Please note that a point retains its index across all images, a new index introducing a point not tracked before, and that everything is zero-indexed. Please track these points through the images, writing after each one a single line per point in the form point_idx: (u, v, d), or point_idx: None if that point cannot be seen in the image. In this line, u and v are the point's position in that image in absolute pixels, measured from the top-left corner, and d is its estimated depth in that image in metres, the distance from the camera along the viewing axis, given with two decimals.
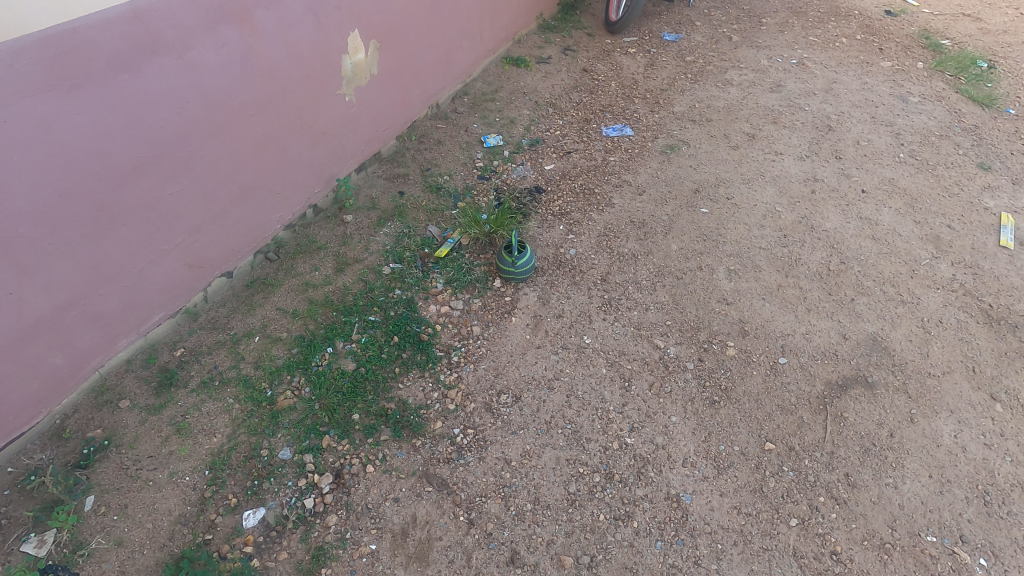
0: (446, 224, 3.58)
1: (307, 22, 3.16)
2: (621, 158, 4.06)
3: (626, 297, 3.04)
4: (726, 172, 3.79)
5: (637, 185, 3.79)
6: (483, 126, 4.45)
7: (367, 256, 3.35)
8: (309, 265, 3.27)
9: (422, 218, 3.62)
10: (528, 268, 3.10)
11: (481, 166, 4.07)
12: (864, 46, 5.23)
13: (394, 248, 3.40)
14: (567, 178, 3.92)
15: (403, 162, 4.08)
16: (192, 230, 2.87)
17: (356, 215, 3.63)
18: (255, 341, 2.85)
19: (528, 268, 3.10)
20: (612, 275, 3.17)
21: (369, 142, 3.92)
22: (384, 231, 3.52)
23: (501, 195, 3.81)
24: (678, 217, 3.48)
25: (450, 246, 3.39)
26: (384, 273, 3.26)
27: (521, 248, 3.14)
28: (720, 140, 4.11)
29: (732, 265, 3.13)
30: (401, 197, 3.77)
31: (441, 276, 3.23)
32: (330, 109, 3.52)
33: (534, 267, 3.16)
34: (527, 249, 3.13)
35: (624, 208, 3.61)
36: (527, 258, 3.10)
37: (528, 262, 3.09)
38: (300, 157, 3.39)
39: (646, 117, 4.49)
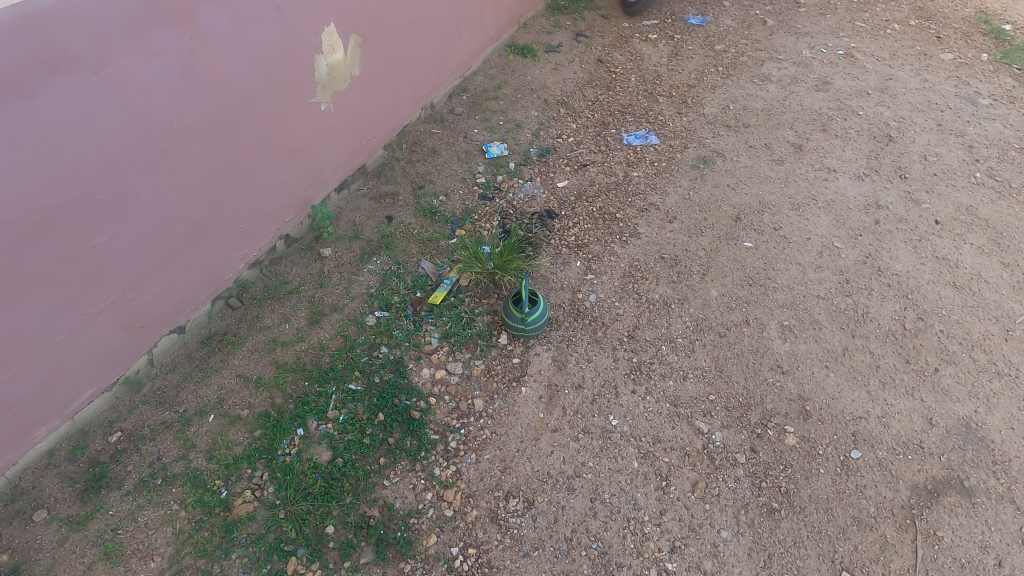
0: (442, 258, 3.04)
1: (268, 18, 2.55)
2: (645, 175, 3.48)
3: (659, 360, 2.53)
4: (771, 194, 3.23)
5: (666, 209, 3.23)
6: (484, 131, 3.84)
7: (348, 303, 2.81)
8: (277, 316, 2.73)
9: (413, 251, 3.07)
10: (539, 321, 2.57)
11: (483, 182, 3.50)
12: (919, 33, 4.58)
13: (380, 291, 2.87)
14: (583, 199, 3.36)
15: (392, 178, 3.50)
16: (129, 285, 2.32)
17: (336, 247, 3.08)
18: (209, 421, 2.34)
19: (540, 321, 2.57)
20: (641, 330, 2.65)
21: (351, 156, 3.34)
22: (369, 269, 2.98)
23: (507, 220, 3.25)
24: (717, 253, 2.94)
25: (447, 290, 2.85)
26: (368, 324, 2.73)
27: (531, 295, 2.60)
28: (761, 151, 3.54)
29: (786, 320, 2.60)
30: (389, 224, 3.21)
31: (437, 330, 2.71)
32: (303, 122, 2.93)
33: (546, 319, 2.63)
34: (539, 298, 2.60)
35: (651, 240, 3.07)
36: (539, 309, 2.56)
37: (540, 313, 2.56)
38: (266, 181, 2.82)
39: (672, 121, 3.89)
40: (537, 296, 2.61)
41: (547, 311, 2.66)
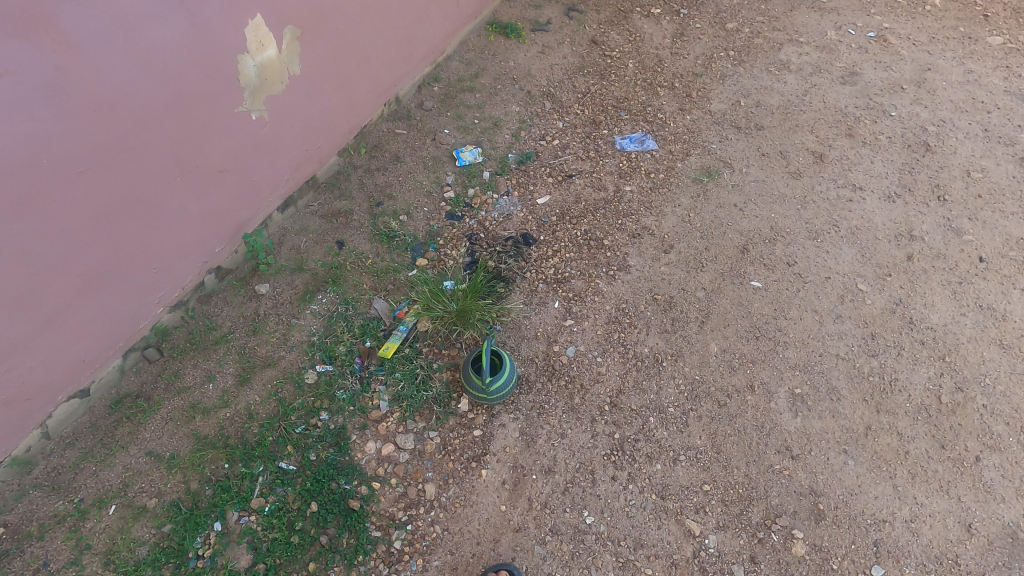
0: (399, 297, 2.61)
1: (166, 17, 2.05)
2: (639, 189, 3.00)
3: (646, 436, 2.13)
4: (786, 219, 2.77)
5: (662, 235, 2.77)
6: (456, 132, 3.33)
7: (284, 355, 2.41)
8: (201, 373, 2.33)
9: (365, 287, 2.64)
10: (506, 386, 2.16)
11: (452, 197, 3.03)
12: (963, 10, 3.97)
13: (324, 340, 2.46)
14: (566, 220, 2.89)
15: (346, 191, 3.03)
16: (3, 354, 1.93)
17: (275, 281, 2.65)
18: (110, 513, 1.98)
19: (507, 386, 2.16)
20: (625, 396, 2.24)
21: (296, 168, 2.86)
22: (313, 310, 2.55)
23: (476, 247, 2.81)
24: (719, 295, 2.50)
25: (401, 339, 2.44)
26: (307, 383, 2.34)
27: (496, 354, 2.19)
28: (775, 162, 3.05)
29: (798, 387, 2.19)
30: (339, 251, 2.76)
31: (386, 391, 2.32)
32: (228, 136, 2.45)
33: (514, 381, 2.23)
34: (505, 358, 2.19)
35: (643, 275, 2.62)
36: (505, 372, 2.16)
37: (506, 377, 2.15)
38: (184, 210, 2.37)
39: (674, 119, 3.37)
40: (504, 355, 2.20)
41: (514, 371, 2.25)
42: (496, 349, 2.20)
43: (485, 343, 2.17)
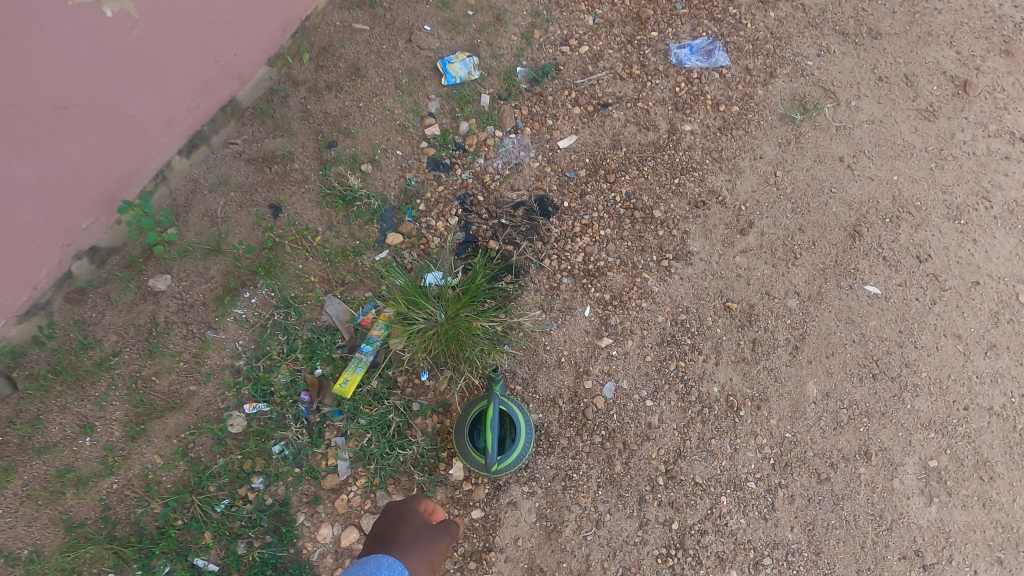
0: (364, 297, 1.83)
1: None
2: (704, 129, 2.10)
3: (716, 527, 1.52)
4: (914, 185, 1.94)
5: (737, 206, 1.95)
6: (441, 29, 2.19)
7: (197, 391, 1.66)
8: (71, 421, 1.59)
9: (314, 280, 1.84)
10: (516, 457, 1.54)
11: (436, 135, 2.10)
12: None
13: (254, 365, 1.70)
14: (600, 175, 2.03)
15: (282, 122, 2.07)
16: None
17: (180, 269, 1.81)
18: None
19: (518, 458, 1.54)
20: (687, 463, 1.58)
21: (202, 92, 1.90)
22: (237, 316, 1.76)
23: (472, 217, 1.97)
24: (820, 306, 1.76)
25: (368, 368, 1.71)
26: (231, 432, 1.63)
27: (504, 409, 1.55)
28: (898, 91, 2.12)
29: (934, 459, 1.56)
30: (274, 222, 1.91)
31: (347, 447, 1.64)
32: (66, 50, 1.51)
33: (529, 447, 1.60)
34: (518, 415, 1.56)
35: (712, 269, 1.84)
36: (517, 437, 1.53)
37: (518, 444, 1.54)
38: (8, 175, 1.49)
39: (751, 16, 2.24)
40: (517, 410, 1.57)
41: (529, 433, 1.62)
42: (507, 400, 1.58)
43: (491, 392, 1.53)
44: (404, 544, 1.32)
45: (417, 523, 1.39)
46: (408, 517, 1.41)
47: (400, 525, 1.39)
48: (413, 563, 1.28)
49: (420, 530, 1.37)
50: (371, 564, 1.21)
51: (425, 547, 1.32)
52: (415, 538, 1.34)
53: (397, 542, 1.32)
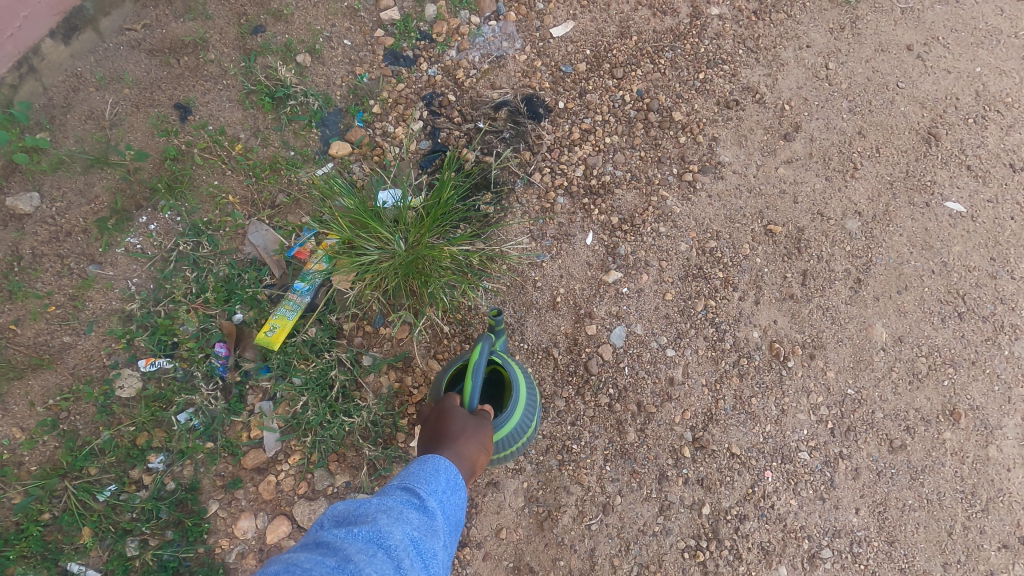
0: (298, 224, 1.40)
1: None
2: (736, 13, 1.65)
3: (759, 512, 1.16)
4: (1002, 78, 1.54)
5: (779, 105, 1.53)
6: None
7: (74, 344, 1.26)
8: None
9: (235, 203, 1.42)
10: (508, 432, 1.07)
11: (395, 21, 1.63)
12: None
13: (151, 311, 1.29)
14: (604, 70, 1.59)
15: (194, 2, 1.59)
16: None
17: (52, 185, 1.37)
18: None
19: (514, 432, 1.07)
20: (721, 429, 1.21)
21: None
22: (130, 247, 1.34)
23: (441, 122, 1.53)
24: (888, 229, 1.37)
25: (303, 312, 1.31)
26: (120, 397, 1.23)
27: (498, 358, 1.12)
28: None
29: None
30: (181, 128, 1.46)
31: (275, 414, 1.25)
32: None
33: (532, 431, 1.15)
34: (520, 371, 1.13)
35: (749, 185, 1.43)
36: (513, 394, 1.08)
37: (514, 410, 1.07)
38: None
39: None
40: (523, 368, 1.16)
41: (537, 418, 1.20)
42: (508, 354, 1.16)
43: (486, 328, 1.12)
44: (458, 446, 0.93)
45: (458, 410, 0.99)
46: (445, 406, 1.00)
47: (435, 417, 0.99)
48: (466, 463, 0.92)
49: (465, 417, 0.98)
50: (428, 464, 0.86)
51: (480, 433, 0.96)
52: (464, 427, 0.96)
53: (448, 445, 0.93)
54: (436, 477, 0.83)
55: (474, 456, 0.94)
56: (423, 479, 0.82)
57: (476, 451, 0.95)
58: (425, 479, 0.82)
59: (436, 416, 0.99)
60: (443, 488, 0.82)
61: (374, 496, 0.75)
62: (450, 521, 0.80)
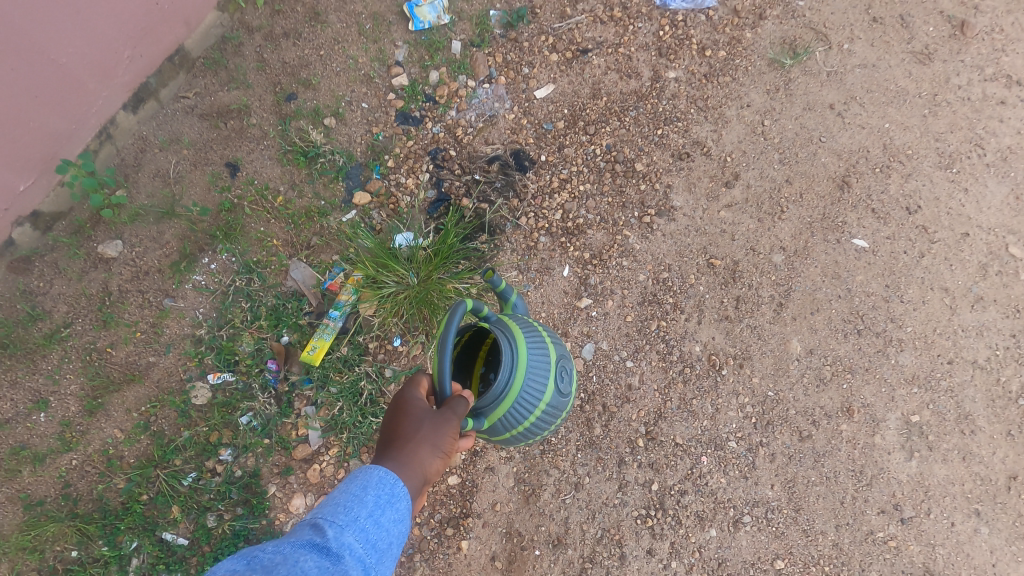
0: (330, 262, 1.73)
1: None
2: (689, 76, 1.96)
3: (695, 488, 1.49)
4: (906, 132, 1.86)
5: (722, 157, 1.85)
6: None
7: (156, 362, 1.58)
8: (25, 396, 1.52)
9: (277, 244, 1.74)
10: (502, 408, 1.02)
11: (405, 85, 1.94)
12: None
13: (215, 335, 1.62)
14: (579, 127, 1.91)
15: (237, 73, 1.89)
16: None
17: (132, 234, 1.69)
18: None
19: (516, 409, 1.02)
20: (667, 424, 1.54)
21: (141, 38, 1.75)
22: (196, 283, 1.67)
23: (444, 174, 1.86)
24: (805, 261, 1.70)
25: (337, 334, 1.64)
26: (195, 404, 1.56)
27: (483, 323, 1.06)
28: (893, 33, 1.99)
29: (917, 414, 1.52)
30: (231, 183, 1.79)
31: (317, 416, 1.59)
32: None
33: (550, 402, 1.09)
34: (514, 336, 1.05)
35: (696, 225, 1.76)
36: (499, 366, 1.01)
37: (506, 379, 1.02)
38: None
39: None
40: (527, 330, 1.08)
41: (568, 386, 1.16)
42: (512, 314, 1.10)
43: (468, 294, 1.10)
44: (408, 445, 0.88)
45: (418, 409, 0.93)
46: (405, 402, 0.95)
47: (397, 413, 0.95)
48: (415, 471, 0.87)
49: (421, 417, 0.91)
50: (351, 488, 0.79)
51: (434, 437, 0.89)
52: (418, 428, 0.90)
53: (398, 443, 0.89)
54: (353, 505, 0.77)
55: (423, 458, 0.88)
56: (341, 508, 0.77)
57: (428, 452, 0.89)
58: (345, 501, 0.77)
59: (397, 412, 0.94)
60: (363, 513, 0.76)
61: (277, 539, 0.72)
62: (372, 545, 0.75)
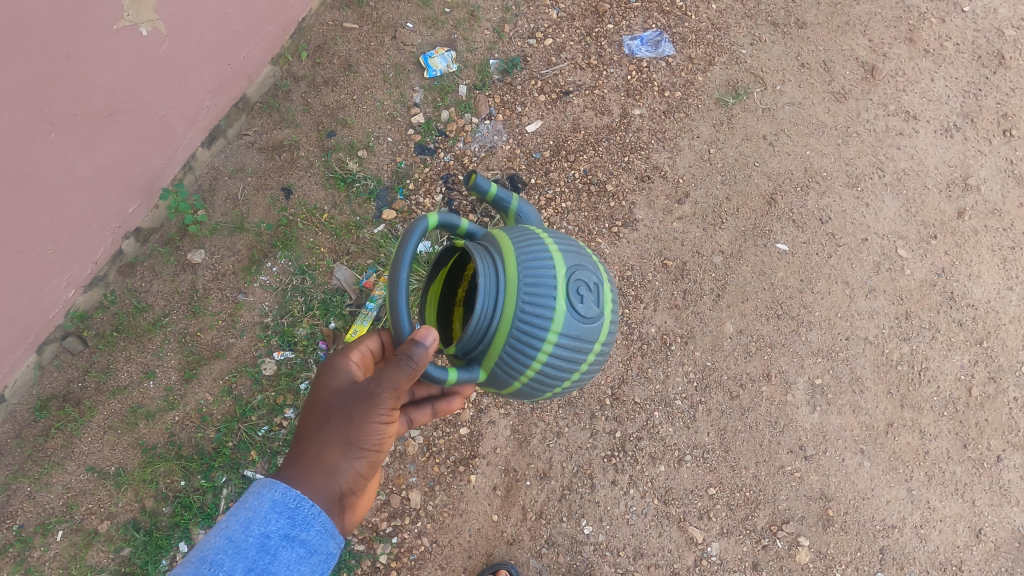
0: (366, 264, 2.21)
1: None
2: (652, 113, 2.40)
3: (650, 434, 1.95)
4: (823, 158, 2.32)
5: (676, 179, 2.30)
6: (422, 26, 2.46)
7: (235, 343, 2.06)
8: (137, 369, 1.99)
9: (323, 251, 2.20)
10: (495, 331, 1.15)
11: (421, 123, 2.38)
12: None
13: (279, 322, 2.09)
14: (562, 155, 2.35)
15: (287, 114, 2.34)
16: None
17: (211, 244, 2.16)
18: (57, 539, 1.83)
19: (510, 332, 1.14)
20: (628, 387, 1.99)
21: (216, 92, 2.19)
22: (262, 282, 2.14)
23: (455, 193, 2.32)
24: (739, 262, 2.16)
25: (373, 320, 2.13)
26: (266, 374, 2.03)
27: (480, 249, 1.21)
28: (817, 75, 2.45)
29: (819, 377, 2.01)
30: (287, 203, 2.25)
31: None
32: (107, 65, 1.80)
33: (564, 330, 1.16)
34: (510, 262, 1.16)
35: (654, 234, 2.22)
36: (490, 291, 1.15)
37: (499, 304, 1.15)
38: (71, 171, 1.82)
39: (696, 10, 2.54)
40: (532, 256, 1.17)
41: (598, 312, 1.20)
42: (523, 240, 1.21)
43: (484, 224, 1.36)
44: (308, 455, 1.14)
45: (325, 416, 1.19)
46: (322, 408, 1.21)
47: (309, 415, 1.21)
48: (316, 471, 1.12)
49: (323, 425, 1.17)
50: (235, 528, 1.01)
51: (332, 439, 1.15)
52: (319, 434, 1.16)
53: (301, 455, 1.14)
54: (229, 551, 0.97)
55: (327, 458, 1.13)
56: (222, 550, 0.97)
57: (331, 450, 1.14)
58: (211, 558, 0.96)
59: (308, 420, 1.20)
60: (239, 558, 0.97)
61: None
62: None
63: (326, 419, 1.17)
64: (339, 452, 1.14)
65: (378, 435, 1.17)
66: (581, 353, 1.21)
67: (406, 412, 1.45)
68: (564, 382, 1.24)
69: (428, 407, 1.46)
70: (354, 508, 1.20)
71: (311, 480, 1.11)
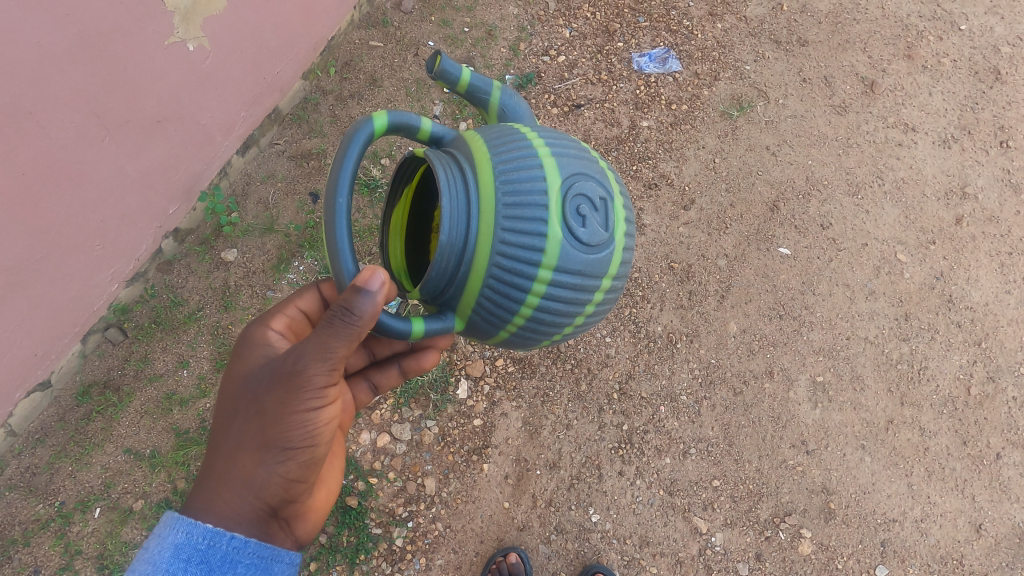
0: None
1: None
2: (660, 125, 2.50)
3: (656, 428, 2.03)
4: (824, 167, 2.42)
5: (682, 187, 2.38)
6: (442, 44, 2.62)
7: None
8: (173, 358, 2.13)
9: None
10: (473, 267, 1.18)
11: None
12: None
13: None
14: None
15: (315, 125, 2.49)
16: None
17: (243, 244, 2.30)
18: (95, 517, 1.94)
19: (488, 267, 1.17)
20: (635, 382, 2.07)
21: (252, 103, 2.35)
22: (289, 280, 2.28)
23: None
24: (742, 265, 2.25)
25: None
26: None
27: (446, 168, 1.20)
28: (819, 89, 2.56)
29: (821, 375, 2.12)
30: (314, 206, 2.38)
31: None
32: (158, 76, 1.97)
33: (558, 262, 1.17)
34: (486, 194, 1.16)
35: (662, 239, 2.28)
36: (463, 225, 1.16)
37: (473, 239, 1.16)
38: (121, 172, 1.98)
39: (702, 28, 2.67)
40: (515, 185, 1.16)
41: (593, 239, 1.19)
42: (508, 168, 1.19)
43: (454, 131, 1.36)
44: (218, 470, 1.12)
45: (235, 418, 1.15)
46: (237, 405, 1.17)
47: (222, 418, 1.18)
48: (233, 488, 1.10)
49: (231, 432, 1.14)
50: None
51: (244, 446, 1.12)
52: (230, 441, 1.13)
53: (211, 472, 1.13)
54: None
55: (242, 469, 1.11)
56: None
57: (243, 459, 1.11)
58: None
59: (223, 423, 1.17)
60: None
61: None
62: None
63: (236, 420, 1.14)
64: (249, 464, 1.11)
65: (295, 429, 1.11)
66: (580, 282, 1.22)
67: (369, 377, 1.57)
68: (565, 315, 1.27)
69: (394, 369, 1.56)
70: (292, 505, 1.20)
71: (222, 501, 1.10)
